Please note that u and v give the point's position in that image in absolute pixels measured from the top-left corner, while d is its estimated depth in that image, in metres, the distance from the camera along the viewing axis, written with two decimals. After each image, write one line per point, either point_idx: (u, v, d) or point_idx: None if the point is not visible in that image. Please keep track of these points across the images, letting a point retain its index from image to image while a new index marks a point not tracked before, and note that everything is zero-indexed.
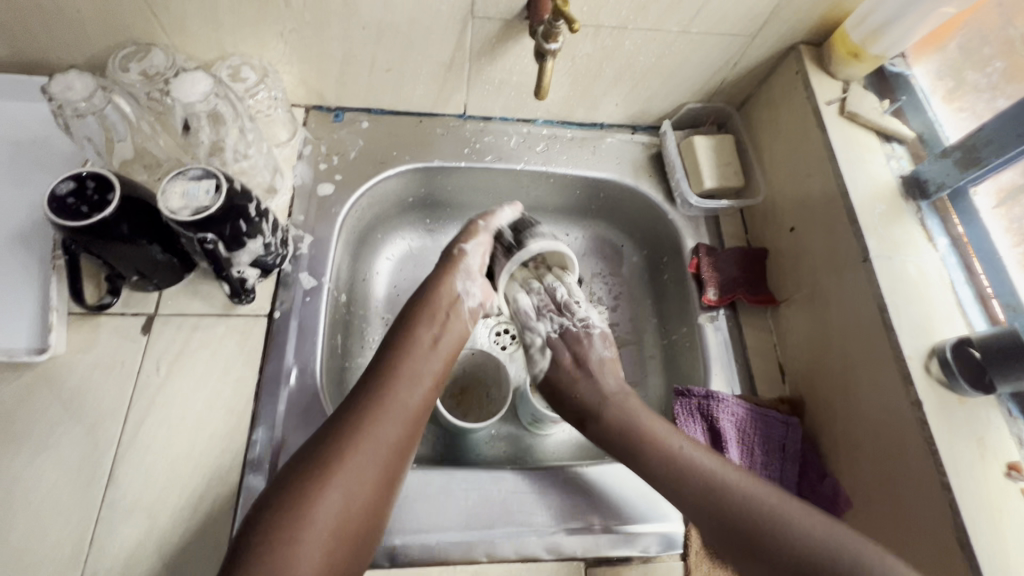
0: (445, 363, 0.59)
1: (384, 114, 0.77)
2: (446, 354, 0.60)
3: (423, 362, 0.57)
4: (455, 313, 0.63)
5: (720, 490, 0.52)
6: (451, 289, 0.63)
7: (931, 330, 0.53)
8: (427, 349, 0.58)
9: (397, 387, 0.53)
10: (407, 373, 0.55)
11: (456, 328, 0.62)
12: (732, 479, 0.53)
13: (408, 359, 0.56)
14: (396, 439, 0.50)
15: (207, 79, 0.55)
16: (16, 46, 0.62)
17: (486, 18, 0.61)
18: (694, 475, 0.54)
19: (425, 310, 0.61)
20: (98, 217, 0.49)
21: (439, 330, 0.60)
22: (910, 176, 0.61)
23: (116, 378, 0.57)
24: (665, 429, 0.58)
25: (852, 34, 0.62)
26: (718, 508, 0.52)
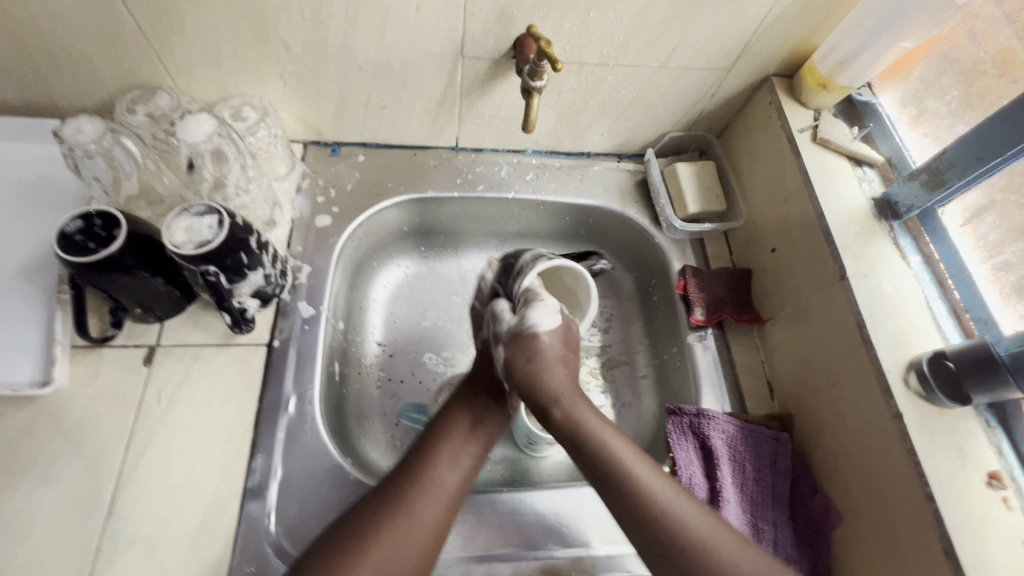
0: (486, 442, 0.59)
1: (380, 148, 0.80)
2: (488, 432, 0.60)
3: (464, 442, 0.57)
4: (505, 394, 0.63)
5: (658, 518, 0.48)
6: (484, 362, 0.65)
7: (909, 344, 0.56)
8: (472, 426, 0.59)
9: (437, 469, 0.54)
10: (447, 453, 0.56)
11: (509, 405, 0.63)
12: (668, 495, 0.49)
13: (449, 438, 0.57)
14: (433, 523, 0.51)
15: (211, 120, 0.58)
16: (27, 91, 0.65)
17: (475, 58, 0.65)
18: (643, 508, 0.49)
19: (469, 389, 0.62)
20: (105, 253, 0.51)
21: (481, 411, 0.61)
22: (881, 198, 0.64)
23: (117, 409, 0.58)
24: (616, 441, 0.53)
25: (820, 66, 0.66)
26: (644, 523, 0.48)
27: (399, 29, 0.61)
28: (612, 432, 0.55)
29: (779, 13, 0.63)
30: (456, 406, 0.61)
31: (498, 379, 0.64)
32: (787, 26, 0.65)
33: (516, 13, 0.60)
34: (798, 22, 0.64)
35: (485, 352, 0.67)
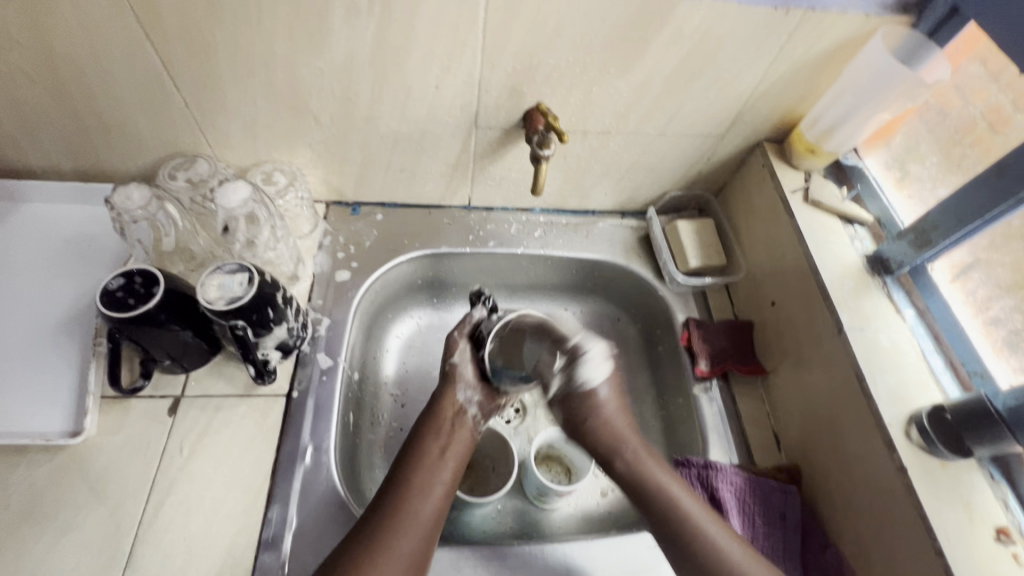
0: (453, 470, 0.63)
1: (397, 207, 0.85)
2: (454, 462, 0.64)
3: (432, 477, 0.61)
4: (460, 426, 0.67)
5: (702, 540, 0.57)
6: (452, 399, 0.68)
7: (909, 398, 0.57)
8: (437, 456, 0.63)
9: (413, 497, 0.58)
10: (420, 481, 0.60)
11: (465, 429, 0.67)
12: (689, 503, 0.59)
13: (419, 469, 0.61)
14: (413, 551, 0.54)
15: (247, 187, 0.62)
16: (79, 156, 0.71)
17: (488, 128, 0.71)
18: (668, 507, 0.59)
19: (439, 422, 0.66)
20: (143, 310, 0.56)
21: (443, 444, 0.64)
22: (874, 255, 0.67)
23: (141, 459, 0.60)
24: (633, 441, 0.65)
25: (808, 133, 0.71)
26: (688, 542, 0.57)
27: (419, 104, 0.67)
28: (620, 409, 0.66)
29: (766, 87, 0.69)
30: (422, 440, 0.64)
31: (456, 410, 0.67)
32: (775, 98, 0.70)
33: (526, 89, 0.66)
34: (785, 95, 0.70)
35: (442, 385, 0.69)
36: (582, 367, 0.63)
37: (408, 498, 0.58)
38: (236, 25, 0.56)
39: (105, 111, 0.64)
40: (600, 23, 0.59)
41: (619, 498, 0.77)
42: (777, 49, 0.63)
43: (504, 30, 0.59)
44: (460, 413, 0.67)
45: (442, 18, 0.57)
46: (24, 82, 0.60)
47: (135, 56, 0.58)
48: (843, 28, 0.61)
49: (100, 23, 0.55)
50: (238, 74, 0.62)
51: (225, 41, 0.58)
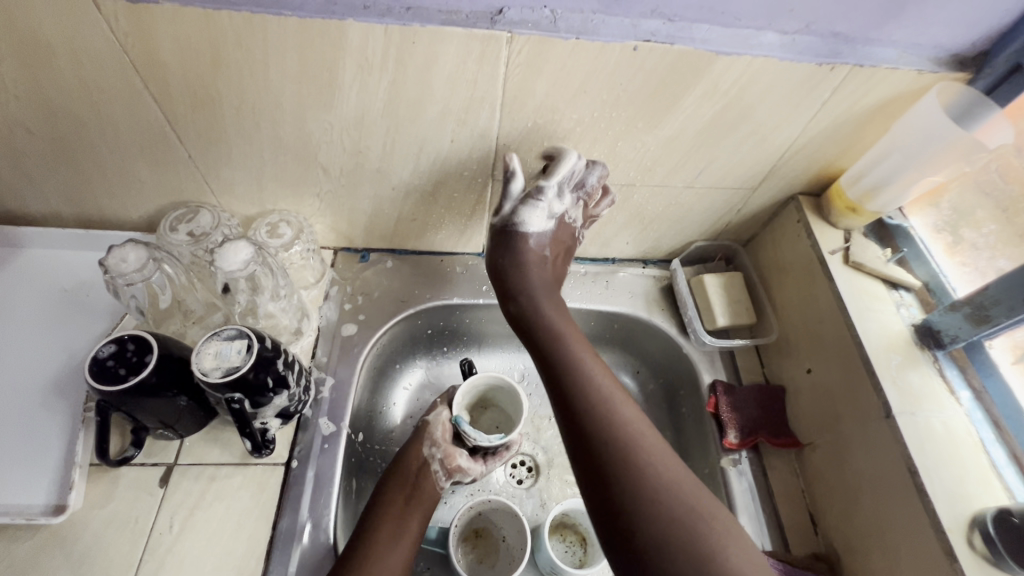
0: (415, 531, 0.60)
1: (407, 254, 0.81)
2: (416, 520, 0.61)
3: (398, 527, 0.59)
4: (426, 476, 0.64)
5: (608, 420, 0.57)
6: (417, 453, 0.66)
7: (968, 495, 0.52)
8: (398, 517, 0.60)
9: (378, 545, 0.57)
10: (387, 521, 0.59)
11: (430, 484, 0.64)
12: (615, 398, 0.59)
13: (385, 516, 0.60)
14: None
15: (248, 247, 0.58)
16: (79, 204, 0.68)
17: (505, 180, 0.67)
18: (599, 401, 0.58)
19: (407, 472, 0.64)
20: (136, 380, 0.52)
21: (408, 494, 0.62)
22: (922, 325, 0.62)
23: (128, 537, 0.56)
24: (604, 379, 0.61)
25: (849, 191, 0.67)
26: (601, 429, 0.56)
27: (433, 157, 0.63)
28: (601, 373, 0.62)
29: (805, 142, 0.64)
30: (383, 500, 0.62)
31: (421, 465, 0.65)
32: (813, 153, 0.65)
33: (547, 143, 0.62)
34: (824, 150, 0.65)
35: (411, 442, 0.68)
36: (525, 209, 0.68)
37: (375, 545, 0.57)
38: (240, 80, 0.53)
39: (104, 161, 0.61)
40: (629, 79, 0.55)
41: None
42: (819, 105, 0.59)
43: (525, 86, 0.55)
44: (427, 470, 0.65)
45: (459, 73, 0.53)
46: (19, 133, 0.57)
47: (134, 109, 0.55)
48: (893, 84, 0.56)
49: (97, 77, 0.52)
50: (242, 126, 0.58)
51: (228, 95, 0.54)
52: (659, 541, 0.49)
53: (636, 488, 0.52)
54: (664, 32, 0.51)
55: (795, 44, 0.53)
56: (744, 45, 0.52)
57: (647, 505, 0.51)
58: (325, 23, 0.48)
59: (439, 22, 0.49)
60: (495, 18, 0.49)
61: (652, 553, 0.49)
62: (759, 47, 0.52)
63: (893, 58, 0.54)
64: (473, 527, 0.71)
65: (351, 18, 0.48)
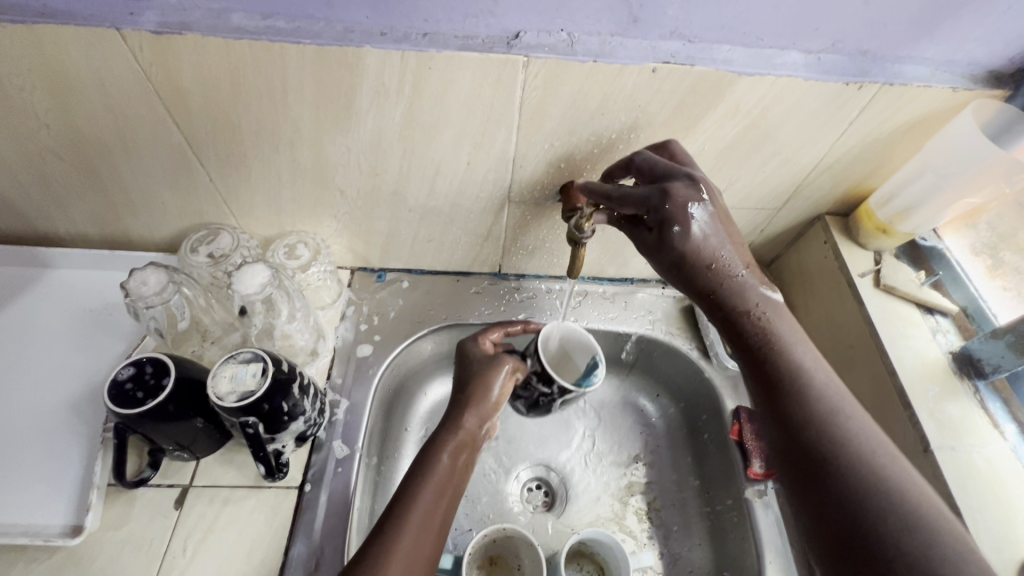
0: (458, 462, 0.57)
1: (423, 274, 0.81)
2: (469, 449, 0.58)
3: (415, 492, 0.52)
4: (478, 427, 0.60)
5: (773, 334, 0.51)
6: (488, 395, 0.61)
7: (1016, 540, 0.48)
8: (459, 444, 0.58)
9: (407, 540, 0.48)
10: (397, 507, 0.51)
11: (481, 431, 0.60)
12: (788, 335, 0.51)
13: (424, 495, 0.52)
14: (420, 545, 0.49)
15: (266, 271, 0.59)
16: (105, 226, 0.70)
17: (521, 202, 0.66)
18: (788, 369, 0.49)
19: (424, 488, 0.53)
20: (152, 403, 0.52)
21: (478, 401, 0.61)
22: (961, 352, 0.59)
23: (142, 559, 0.56)
24: (809, 363, 0.50)
25: (877, 213, 0.65)
26: (817, 441, 0.45)
27: (449, 180, 0.63)
28: (793, 333, 0.52)
29: (832, 161, 0.62)
30: (455, 421, 0.59)
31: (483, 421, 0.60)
32: (840, 173, 0.63)
33: (565, 165, 0.61)
34: (851, 170, 0.63)
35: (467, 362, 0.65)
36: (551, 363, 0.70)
37: (400, 549, 0.48)
38: (261, 105, 0.53)
39: (130, 185, 0.63)
40: (647, 102, 0.54)
41: None
42: (845, 125, 0.57)
43: (542, 109, 0.54)
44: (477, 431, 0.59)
45: (476, 96, 0.53)
46: (52, 159, 0.59)
47: (160, 134, 0.56)
48: (924, 103, 0.54)
49: (124, 106, 0.53)
50: (262, 150, 0.59)
51: (250, 119, 0.55)
52: (858, 494, 0.41)
53: (850, 461, 0.43)
54: (683, 53, 0.50)
55: (820, 63, 0.52)
56: (766, 66, 0.51)
57: (846, 467, 0.43)
58: (343, 51, 0.48)
59: (456, 47, 0.49)
60: (512, 42, 0.49)
61: (865, 500, 0.41)
62: (782, 67, 0.51)
63: (925, 75, 0.52)
64: (487, 554, 0.68)
65: (368, 45, 0.48)
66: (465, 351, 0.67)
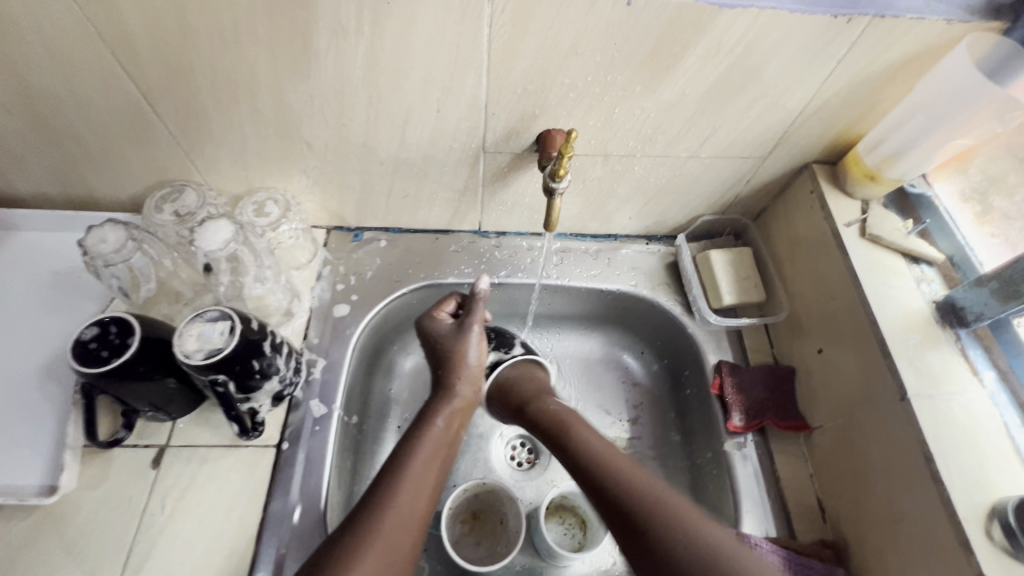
0: (449, 426, 0.61)
1: (401, 232, 0.79)
2: (456, 417, 0.63)
3: (413, 455, 0.57)
4: (464, 390, 0.64)
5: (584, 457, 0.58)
6: (468, 360, 0.65)
7: (988, 484, 0.48)
8: (453, 410, 0.63)
9: (403, 497, 0.52)
10: (394, 470, 0.55)
11: (468, 397, 0.65)
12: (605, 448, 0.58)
13: (419, 454, 0.57)
14: (422, 493, 0.54)
15: (229, 227, 0.57)
16: (67, 185, 0.67)
17: (497, 152, 0.64)
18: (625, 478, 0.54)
19: (419, 446, 0.58)
20: (117, 362, 0.51)
21: (460, 367, 0.65)
22: (944, 301, 0.58)
23: (121, 517, 0.56)
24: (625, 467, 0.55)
25: (866, 158, 0.62)
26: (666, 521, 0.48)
27: (419, 130, 0.60)
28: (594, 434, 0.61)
29: (820, 105, 0.59)
30: (445, 390, 0.64)
31: (469, 392, 0.65)
32: (828, 117, 0.61)
33: (540, 112, 0.59)
34: (840, 114, 0.60)
35: (438, 333, 0.66)
36: None
37: (394, 504, 0.51)
38: (212, 50, 0.50)
39: (87, 142, 0.60)
40: (623, 39, 0.50)
41: None
42: (833, 65, 0.54)
43: (512, 48, 0.51)
44: (468, 404, 0.64)
45: (440, 35, 0.50)
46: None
47: (109, 84, 0.53)
48: (918, 37, 0.51)
49: (66, 54, 0.50)
50: (220, 100, 0.56)
51: (202, 64, 0.52)
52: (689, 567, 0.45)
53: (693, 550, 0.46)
54: None
55: None
56: None
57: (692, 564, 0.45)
58: None
59: None
60: None
61: None
62: None
63: (919, 6, 0.49)
64: (470, 509, 0.70)
65: None
66: (429, 319, 0.68)
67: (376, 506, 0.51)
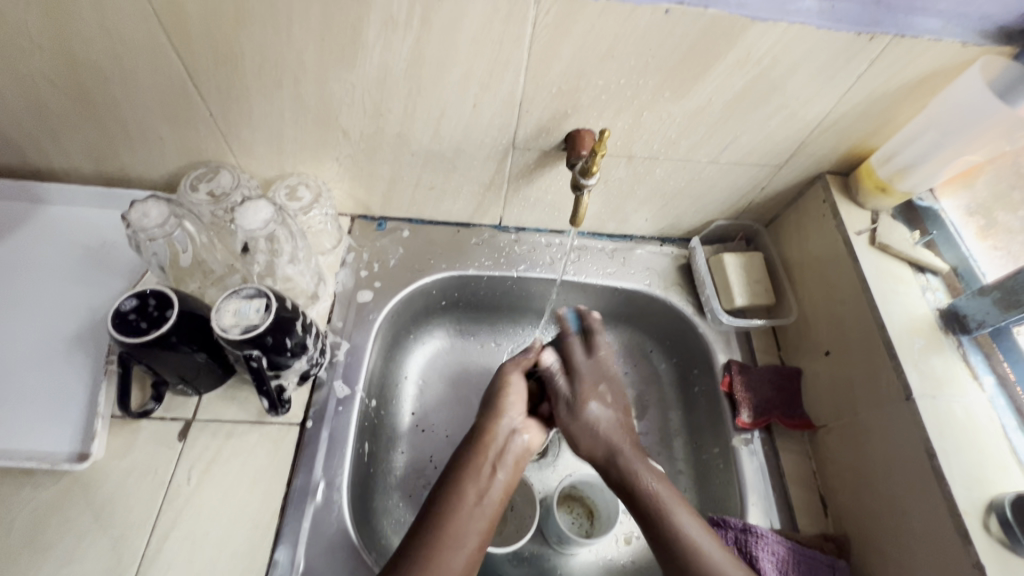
0: (505, 475, 0.59)
1: (424, 224, 0.81)
2: (509, 465, 0.60)
3: (469, 519, 0.53)
4: (510, 443, 0.62)
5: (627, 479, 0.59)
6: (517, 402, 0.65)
7: (986, 481, 0.51)
8: (506, 456, 0.61)
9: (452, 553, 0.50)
10: (452, 536, 0.51)
11: (522, 444, 0.63)
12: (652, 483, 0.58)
13: (468, 506, 0.54)
14: (473, 548, 0.52)
15: (269, 208, 0.59)
16: (101, 163, 0.69)
17: (525, 149, 0.66)
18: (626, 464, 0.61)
19: (469, 495, 0.55)
20: (156, 333, 0.52)
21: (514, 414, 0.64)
22: (948, 309, 0.61)
23: (148, 486, 0.57)
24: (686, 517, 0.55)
25: (878, 170, 0.66)
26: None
27: (454, 123, 0.62)
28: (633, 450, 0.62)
29: (838, 117, 0.62)
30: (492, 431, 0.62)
31: (526, 442, 0.63)
32: (844, 130, 0.64)
33: (571, 112, 0.61)
34: (856, 127, 0.63)
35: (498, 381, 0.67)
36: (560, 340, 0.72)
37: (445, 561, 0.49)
38: (264, 35, 0.52)
39: (128, 119, 0.62)
40: (658, 45, 0.53)
41: (644, 547, 0.72)
42: (853, 79, 0.57)
43: (552, 49, 0.53)
44: (522, 453, 0.62)
45: (485, 33, 0.52)
46: (45, 86, 0.57)
47: (159, 65, 0.55)
48: (934, 57, 0.54)
49: (121, 33, 0.52)
50: (264, 85, 0.58)
51: (252, 49, 0.54)
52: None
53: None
54: None
55: (833, 10, 0.51)
56: (780, 12, 0.51)
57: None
58: None
59: None
60: None
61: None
62: (796, 13, 0.51)
63: (936, 29, 0.52)
64: None
65: None
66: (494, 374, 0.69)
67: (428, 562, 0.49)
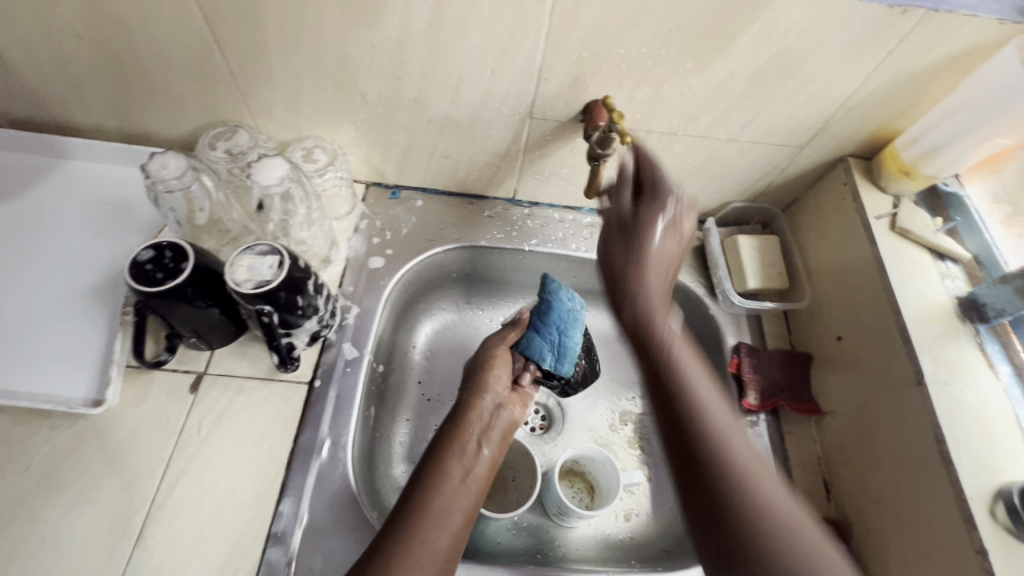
0: (490, 448, 0.60)
1: (437, 194, 0.81)
2: (494, 439, 0.61)
3: (455, 493, 0.54)
4: (495, 418, 0.63)
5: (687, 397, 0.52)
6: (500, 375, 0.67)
7: (995, 469, 0.50)
8: (489, 427, 0.62)
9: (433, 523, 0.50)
10: (436, 511, 0.51)
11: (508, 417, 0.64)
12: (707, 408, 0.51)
13: (451, 478, 0.55)
14: (458, 520, 0.52)
15: (284, 165, 0.60)
16: (122, 119, 0.69)
17: (543, 118, 0.66)
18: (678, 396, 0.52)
19: (452, 466, 0.56)
20: (172, 283, 0.53)
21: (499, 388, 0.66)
22: (967, 297, 0.60)
23: (159, 434, 0.59)
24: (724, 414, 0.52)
25: (904, 153, 0.64)
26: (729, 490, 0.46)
27: (472, 89, 0.62)
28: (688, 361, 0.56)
29: (864, 97, 0.60)
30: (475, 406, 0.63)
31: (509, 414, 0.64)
32: (871, 110, 0.62)
33: (590, 81, 0.60)
34: (883, 107, 0.61)
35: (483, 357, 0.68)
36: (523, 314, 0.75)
37: (428, 529, 0.50)
38: None
39: (149, 74, 0.62)
40: (683, 12, 0.52)
41: (643, 525, 0.72)
42: (882, 55, 0.55)
43: (574, 13, 0.53)
44: (508, 425, 0.63)
45: None
46: (68, 36, 0.57)
47: (180, 18, 0.55)
48: (969, 34, 0.52)
49: None
50: (284, 42, 0.58)
51: (273, 5, 0.54)
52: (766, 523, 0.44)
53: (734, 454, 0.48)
54: None
55: None
56: None
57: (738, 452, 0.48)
58: None
59: None
60: None
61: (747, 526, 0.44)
62: None
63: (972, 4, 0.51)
64: None
65: None
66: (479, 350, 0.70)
67: (413, 531, 0.49)
